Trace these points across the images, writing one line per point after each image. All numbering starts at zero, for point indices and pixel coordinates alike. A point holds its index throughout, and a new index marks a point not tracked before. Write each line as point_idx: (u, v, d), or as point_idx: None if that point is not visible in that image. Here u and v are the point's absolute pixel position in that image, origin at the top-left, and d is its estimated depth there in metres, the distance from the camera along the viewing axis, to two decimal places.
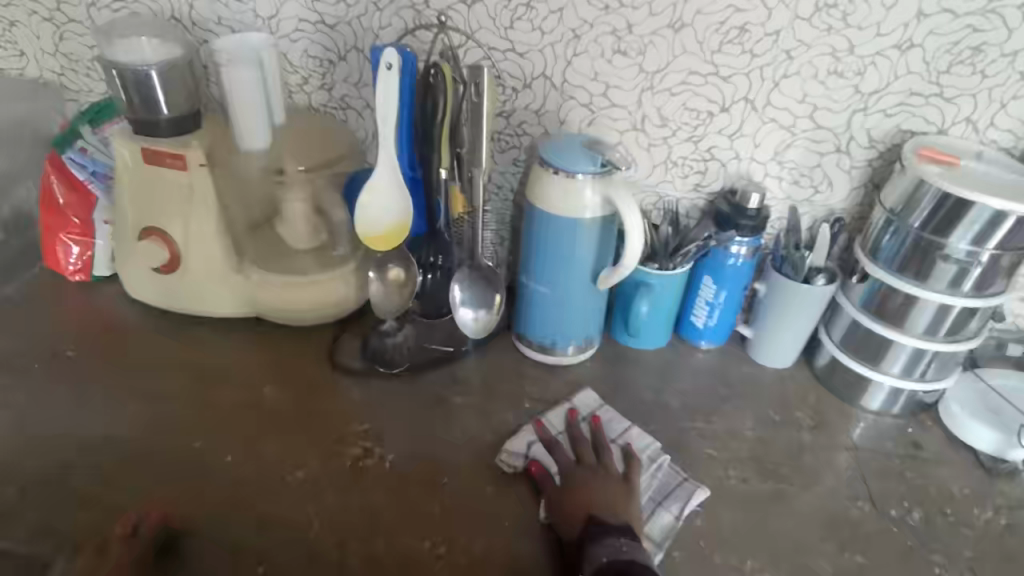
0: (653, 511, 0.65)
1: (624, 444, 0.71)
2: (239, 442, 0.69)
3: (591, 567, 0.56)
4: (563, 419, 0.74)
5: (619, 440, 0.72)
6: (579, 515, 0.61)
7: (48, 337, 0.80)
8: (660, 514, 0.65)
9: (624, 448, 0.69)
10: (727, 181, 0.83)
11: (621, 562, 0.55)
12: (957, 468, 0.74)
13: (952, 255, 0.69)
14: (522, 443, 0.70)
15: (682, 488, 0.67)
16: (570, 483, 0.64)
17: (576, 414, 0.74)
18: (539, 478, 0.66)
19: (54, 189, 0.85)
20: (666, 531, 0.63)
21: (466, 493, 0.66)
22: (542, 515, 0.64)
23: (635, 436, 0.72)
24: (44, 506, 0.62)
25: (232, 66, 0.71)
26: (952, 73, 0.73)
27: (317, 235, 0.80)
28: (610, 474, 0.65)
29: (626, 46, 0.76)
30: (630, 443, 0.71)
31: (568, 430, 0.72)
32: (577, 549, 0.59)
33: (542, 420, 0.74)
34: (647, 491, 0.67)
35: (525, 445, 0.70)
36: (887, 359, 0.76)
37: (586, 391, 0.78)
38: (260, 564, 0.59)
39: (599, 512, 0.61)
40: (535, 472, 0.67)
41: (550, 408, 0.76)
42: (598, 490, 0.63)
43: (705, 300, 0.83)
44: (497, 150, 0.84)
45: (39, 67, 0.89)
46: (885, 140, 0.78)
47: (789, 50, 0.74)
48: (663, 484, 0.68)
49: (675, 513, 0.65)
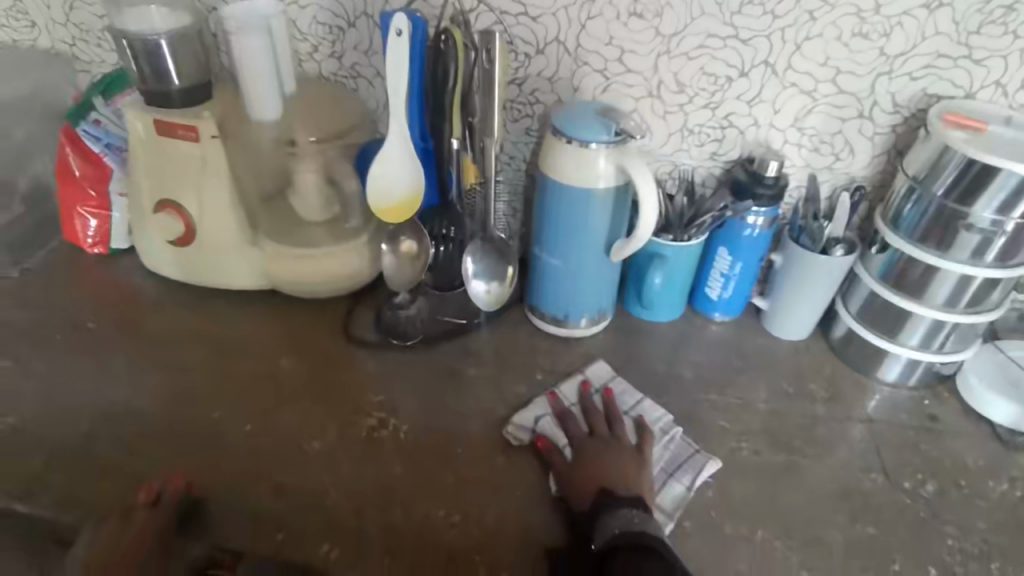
0: (664, 482, 0.66)
1: (636, 416, 0.71)
2: (256, 412, 0.71)
3: (605, 538, 0.57)
4: (575, 392, 0.74)
5: (632, 413, 0.72)
6: (590, 489, 0.62)
7: (70, 310, 0.82)
8: (671, 485, 0.65)
9: (637, 421, 0.70)
10: (745, 149, 0.81)
11: (633, 534, 0.56)
12: (974, 440, 0.74)
13: (976, 224, 0.67)
14: (530, 416, 0.71)
15: (693, 459, 0.68)
16: (582, 456, 0.65)
17: (589, 387, 0.75)
18: (549, 452, 0.67)
19: (69, 161, 0.85)
20: (677, 502, 0.64)
21: (479, 466, 0.67)
22: (553, 488, 0.64)
23: (647, 408, 0.73)
24: (68, 476, 0.64)
25: (242, 34, 0.70)
26: (982, 34, 0.70)
27: (330, 208, 0.80)
28: (622, 447, 0.66)
29: (642, 8, 0.73)
30: (642, 416, 0.72)
31: (581, 403, 0.72)
32: (588, 521, 0.60)
33: (554, 392, 0.74)
34: (658, 464, 0.67)
35: (533, 419, 0.70)
36: (905, 331, 0.75)
37: (599, 363, 0.79)
38: (279, 531, 0.60)
39: (611, 485, 0.62)
40: (545, 447, 0.67)
41: (562, 380, 0.76)
42: (610, 463, 0.64)
43: (720, 272, 0.82)
44: (509, 119, 0.83)
45: (50, 38, 0.89)
46: (910, 105, 0.75)
47: (811, 10, 0.71)
48: (675, 456, 0.68)
49: (687, 485, 0.65)
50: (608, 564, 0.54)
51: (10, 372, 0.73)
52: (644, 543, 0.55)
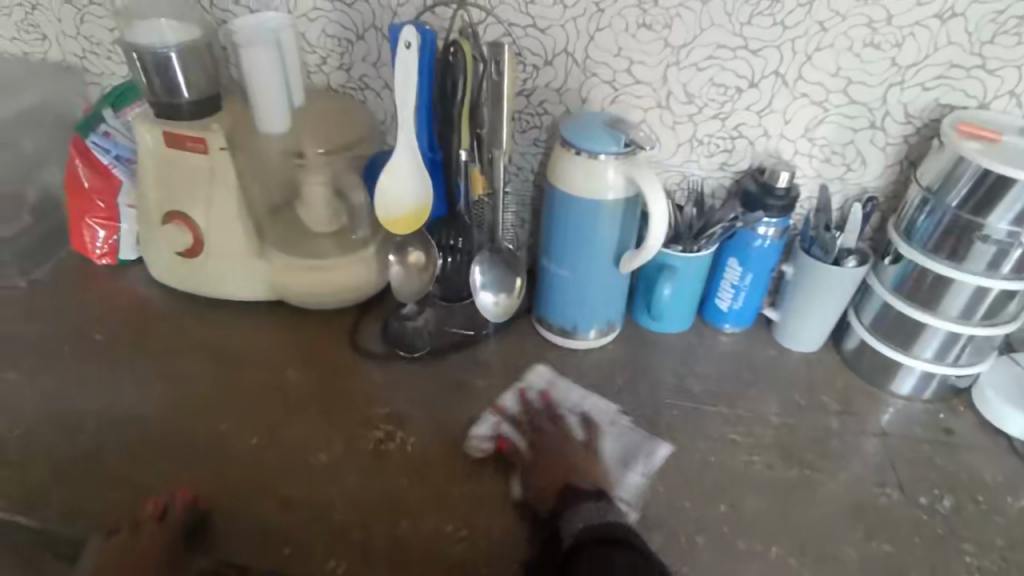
0: (620, 471, 0.67)
1: (581, 412, 0.73)
2: (263, 425, 0.70)
3: (571, 536, 0.57)
4: (512, 401, 0.74)
5: (576, 409, 0.73)
6: (551, 487, 0.63)
7: (77, 321, 0.82)
8: (630, 476, 0.67)
9: (582, 418, 0.71)
10: (755, 160, 0.80)
11: (601, 527, 0.57)
12: (990, 454, 0.72)
13: (991, 235, 0.67)
14: (488, 426, 0.70)
15: (645, 447, 0.70)
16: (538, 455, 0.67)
17: (528, 394, 0.75)
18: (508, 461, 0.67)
19: (78, 172, 0.86)
20: (637, 491, 0.66)
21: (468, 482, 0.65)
22: (515, 492, 0.64)
23: (591, 403, 0.74)
24: (74, 488, 0.63)
25: (251, 46, 0.70)
26: (995, 44, 0.70)
27: (337, 219, 0.79)
28: (569, 442, 0.67)
29: (650, 20, 0.73)
30: (592, 414, 0.73)
31: (523, 410, 0.73)
32: (552, 520, 0.61)
33: (494, 406, 0.73)
34: (614, 457, 0.68)
35: (491, 427, 0.70)
36: (919, 343, 0.74)
37: (538, 368, 0.78)
38: (286, 545, 0.60)
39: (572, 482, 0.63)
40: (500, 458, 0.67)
41: (503, 388, 0.76)
42: (566, 459, 0.65)
43: (730, 282, 0.81)
44: (518, 130, 0.82)
45: (61, 50, 0.89)
46: (923, 115, 0.75)
47: (822, 21, 0.71)
48: (628, 445, 0.70)
49: (642, 474, 0.67)
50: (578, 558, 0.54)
51: (17, 384, 0.73)
52: (612, 534, 0.56)
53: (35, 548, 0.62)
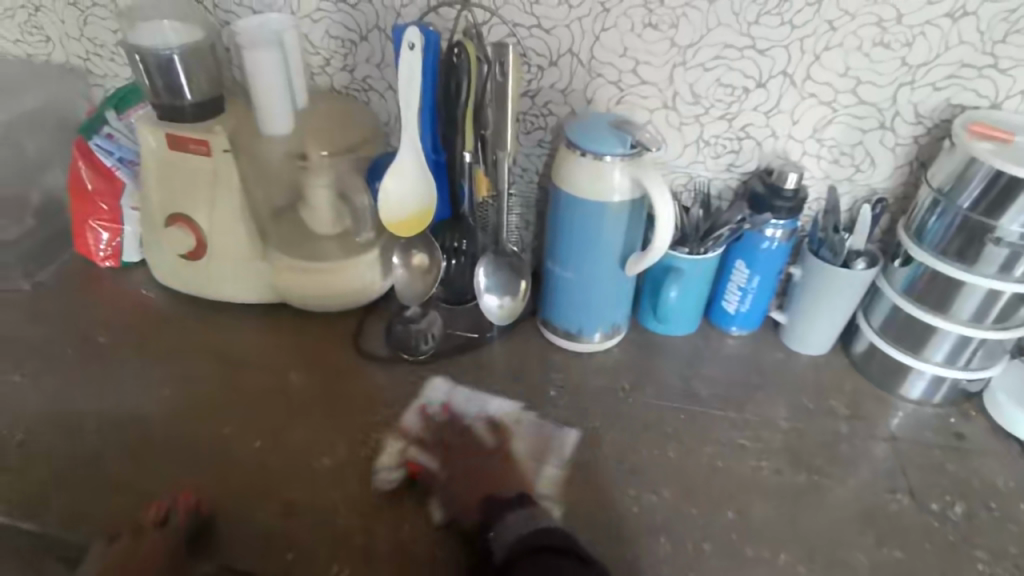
0: (570, 469, 0.67)
1: (486, 416, 0.72)
2: (266, 429, 0.70)
3: (503, 551, 0.57)
4: (420, 419, 0.71)
5: (479, 413, 0.72)
6: (474, 501, 0.63)
7: (80, 323, 0.82)
8: (548, 467, 0.67)
9: (490, 424, 0.71)
10: (763, 161, 0.79)
11: (530, 537, 0.58)
12: (1002, 459, 0.71)
13: (1004, 238, 0.65)
14: (394, 454, 0.67)
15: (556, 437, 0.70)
16: (454, 462, 0.66)
17: (429, 410, 0.72)
18: (419, 471, 0.66)
19: (82, 174, 0.85)
20: (557, 482, 0.66)
21: (403, 482, 0.65)
22: (436, 515, 0.62)
23: (495, 404, 0.73)
24: (75, 493, 0.63)
25: (255, 49, 0.69)
26: (1007, 43, 0.69)
27: (341, 221, 0.78)
28: (480, 454, 0.67)
29: (657, 20, 0.72)
30: (499, 415, 0.72)
31: (428, 428, 0.70)
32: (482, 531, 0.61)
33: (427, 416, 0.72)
34: (526, 453, 0.68)
35: (398, 454, 0.67)
36: (930, 347, 0.73)
37: (435, 381, 0.76)
38: (289, 550, 0.59)
39: (495, 491, 0.63)
40: (410, 467, 0.66)
41: (485, 393, 0.75)
42: (487, 472, 0.65)
43: (737, 285, 0.81)
44: (523, 132, 0.82)
45: (65, 52, 0.89)
46: (933, 115, 0.74)
47: (831, 20, 0.70)
48: (538, 441, 0.69)
49: (556, 464, 0.67)
50: (510, 575, 0.55)
51: (20, 387, 0.73)
52: (542, 544, 0.57)
53: (36, 551, 0.60)
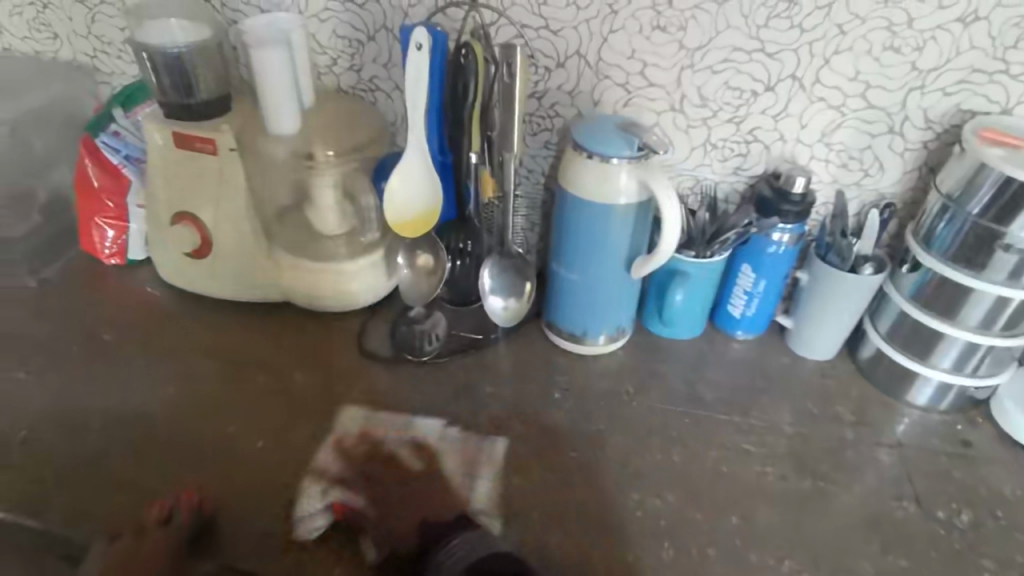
0: (574, 472, 0.67)
1: (415, 439, 0.69)
2: (269, 428, 0.70)
3: None
4: (345, 447, 0.68)
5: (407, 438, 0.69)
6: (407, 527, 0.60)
7: (85, 320, 0.82)
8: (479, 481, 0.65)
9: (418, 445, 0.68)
10: (770, 164, 0.79)
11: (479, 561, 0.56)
12: (1009, 467, 0.71)
13: (1013, 244, 0.65)
14: (316, 493, 0.63)
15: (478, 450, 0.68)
16: (381, 493, 0.63)
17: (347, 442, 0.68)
18: (343, 507, 0.62)
19: (88, 171, 0.85)
20: (558, 486, 0.65)
21: (329, 520, 0.61)
22: (370, 554, 0.59)
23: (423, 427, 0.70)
24: (77, 491, 0.63)
25: (262, 47, 0.69)
26: (1019, 49, 0.68)
27: (347, 221, 0.78)
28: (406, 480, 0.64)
29: (665, 22, 0.72)
30: (424, 435, 0.69)
31: (349, 461, 0.66)
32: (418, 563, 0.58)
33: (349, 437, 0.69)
34: (456, 468, 0.66)
35: (320, 492, 0.63)
36: (937, 353, 0.73)
37: (354, 410, 0.72)
38: (290, 551, 0.59)
39: (430, 514, 0.61)
40: (334, 505, 0.62)
41: (488, 395, 0.74)
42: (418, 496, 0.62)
43: (743, 289, 0.80)
44: (529, 133, 0.81)
45: (72, 49, 0.89)
46: (943, 120, 0.73)
47: (841, 24, 0.70)
48: (467, 453, 0.68)
49: (488, 476, 0.66)
50: None
51: (24, 384, 0.73)
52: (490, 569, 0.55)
53: (36, 550, 0.59)
